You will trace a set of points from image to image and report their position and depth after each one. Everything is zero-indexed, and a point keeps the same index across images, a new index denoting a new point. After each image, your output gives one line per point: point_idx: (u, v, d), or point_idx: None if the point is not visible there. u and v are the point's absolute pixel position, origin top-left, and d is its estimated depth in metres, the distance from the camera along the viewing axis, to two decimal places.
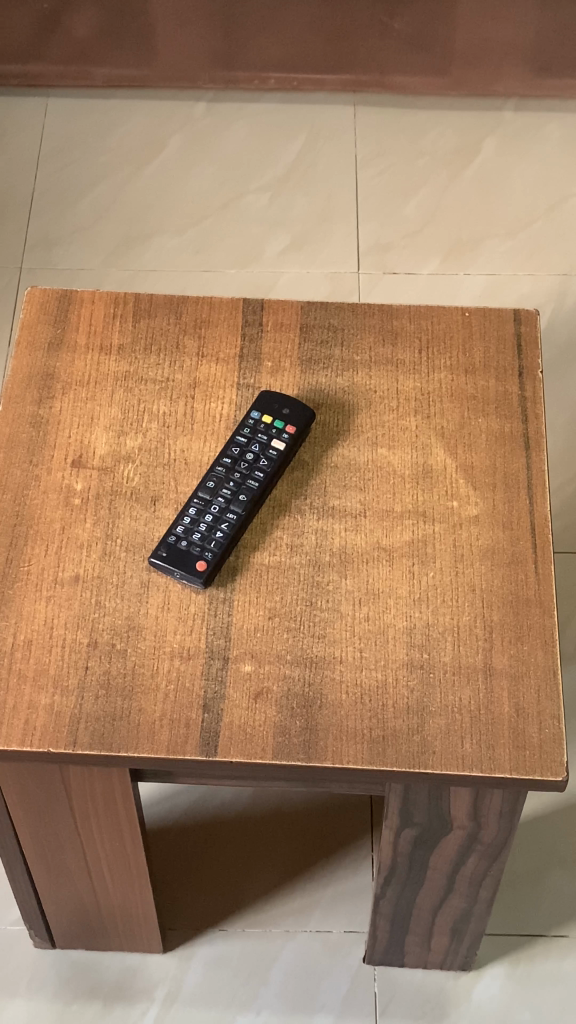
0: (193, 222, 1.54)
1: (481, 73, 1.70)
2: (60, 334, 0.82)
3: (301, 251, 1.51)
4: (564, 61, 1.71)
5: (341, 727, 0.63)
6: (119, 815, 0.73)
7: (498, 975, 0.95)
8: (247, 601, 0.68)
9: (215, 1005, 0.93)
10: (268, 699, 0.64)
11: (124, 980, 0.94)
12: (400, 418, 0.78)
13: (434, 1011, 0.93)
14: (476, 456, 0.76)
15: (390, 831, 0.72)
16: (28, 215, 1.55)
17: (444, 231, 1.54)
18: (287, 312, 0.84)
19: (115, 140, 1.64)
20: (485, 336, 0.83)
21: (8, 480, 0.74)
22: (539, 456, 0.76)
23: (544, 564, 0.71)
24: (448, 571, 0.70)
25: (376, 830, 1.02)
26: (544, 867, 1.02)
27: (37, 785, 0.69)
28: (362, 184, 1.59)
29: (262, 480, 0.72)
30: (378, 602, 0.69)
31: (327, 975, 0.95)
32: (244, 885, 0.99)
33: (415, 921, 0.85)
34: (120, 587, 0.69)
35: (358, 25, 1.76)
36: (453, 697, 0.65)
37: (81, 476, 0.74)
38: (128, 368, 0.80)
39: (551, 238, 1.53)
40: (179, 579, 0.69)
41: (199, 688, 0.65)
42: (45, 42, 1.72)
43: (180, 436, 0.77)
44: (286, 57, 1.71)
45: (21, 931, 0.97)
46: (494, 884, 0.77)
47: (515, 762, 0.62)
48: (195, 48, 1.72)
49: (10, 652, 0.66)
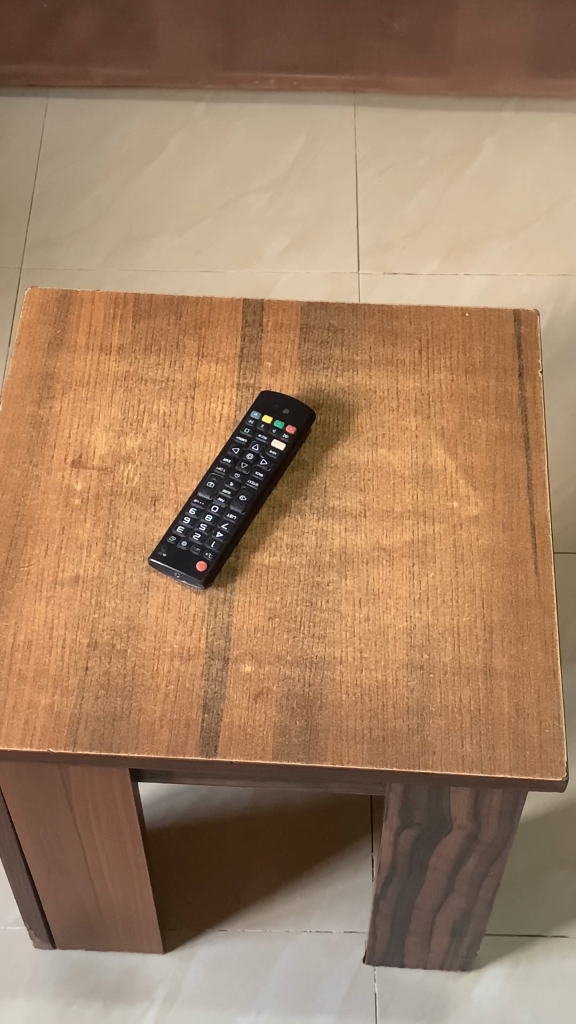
0: (193, 222, 1.54)
1: (481, 73, 1.69)
2: (59, 334, 0.82)
3: (301, 252, 1.51)
4: (564, 61, 1.71)
5: (341, 727, 0.63)
6: (119, 815, 0.73)
7: (499, 975, 0.95)
8: (247, 601, 0.68)
9: (215, 1005, 0.93)
10: (268, 699, 0.64)
11: (124, 980, 0.94)
12: (400, 418, 0.78)
13: (433, 1011, 0.93)
14: (476, 456, 0.76)
15: (390, 831, 0.72)
16: (27, 215, 1.55)
17: (444, 230, 1.54)
18: (287, 312, 0.84)
19: (115, 141, 1.64)
20: (485, 336, 0.83)
21: (8, 480, 0.74)
22: (539, 456, 0.76)
23: (544, 564, 0.71)
24: (448, 572, 0.70)
25: (376, 830, 1.02)
26: (544, 867, 1.02)
27: (37, 785, 0.69)
28: (362, 185, 1.59)
29: (262, 480, 0.72)
30: (378, 602, 0.69)
31: (327, 975, 0.95)
32: (244, 885, 0.99)
33: (415, 921, 0.85)
34: (120, 587, 0.69)
35: (358, 25, 1.76)
36: (453, 697, 0.65)
37: (81, 476, 0.74)
38: (128, 368, 0.80)
39: (551, 238, 1.53)
40: (179, 579, 0.69)
41: (199, 688, 0.65)
42: (45, 42, 1.72)
43: (180, 436, 0.77)
44: (286, 57, 1.71)
45: (21, 931, 0.97)
46: (494, 884, 0.77)
47: (515, 762, 0.62)
48: (194, 48, 1.72)
49: (10, 652, 0.66)
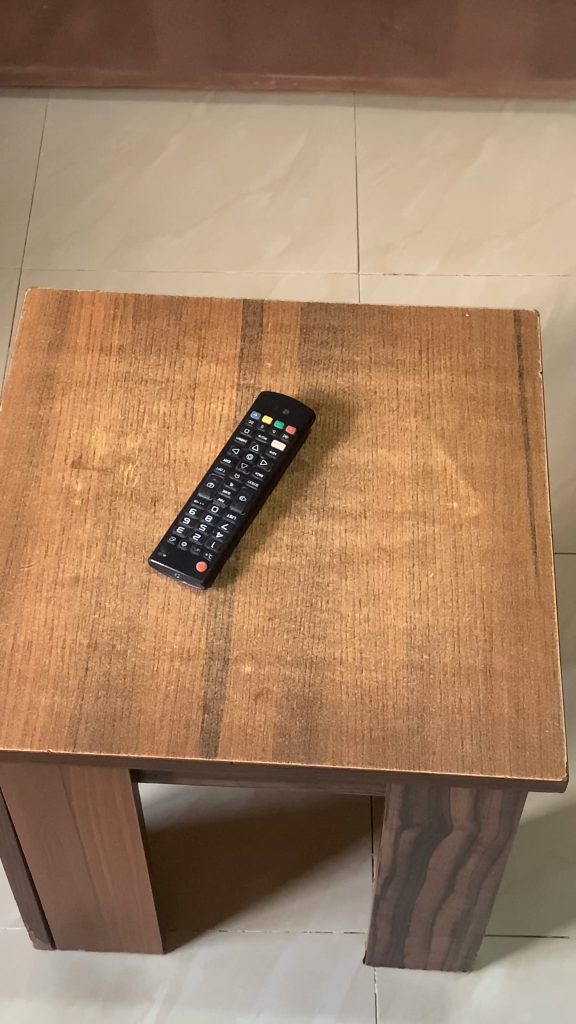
0: (193, 223, 1.54)
1: (482, 74, 1.70)
2: (60, 334, 0.82)
3: (301, 252, 1.51)
4: (564, 62, 1.71)
5: (341, 727, 0.63)
6: (119, 816, 0.73)
7: (499, 975, 0.95)
8: (248, 601, 0.68)
9: (215, 1006, 0.93)
10: (268, 699, 0.64)
11: (124, 981, 0.94)
12: (400, 419, 0.78)
13: (434, 1012, 0.93)
14: (476, 456, 0.76)
15: (390, 831, 0.72)
16: (28, 216, 1.55)
17: (445, 231, 1.54)
18: (287, 312, 0.84)
19: (115, 141, 1.64)
20: (485, 336, 0.83)
21: (8, 481, 0.74)
22: (539, 456, 0.76)
23: (544, 564, 0.71)
24: (448, 572, 0.70)
25: (376, 830, 1.02)
26: (544, 868, 1.02)
27: (37, 785, 0.69)
28: (362, 185, 1.59)
29: (262, 481, 0.72)
30: (379, 602, 0.69)
31: (327, 975, 0.95)
32: (245, 886, 0.99)
33: (415, 921, 0.85)
34: (120, 587, 0.69)
35: (358, 26, 1.76)
36: (453, 697, 0.65)
37: (81, 476, 0.74)
38: (127, 369, 0.80)
39: (552, 239, 1.53)
40: (180, 579, 0.69)
41: (199, 688, 0.65)
42: (45, 43, 1.72)
43: (181, 436, 0.77)
44: (286, 57, 1.71)
45: (21, 932, 0.97)
46: (494, 884, 0.77)
47: (515, 762, 0.62)
48: (195, 48, 1.72)
49: (10, 652, 0.66)
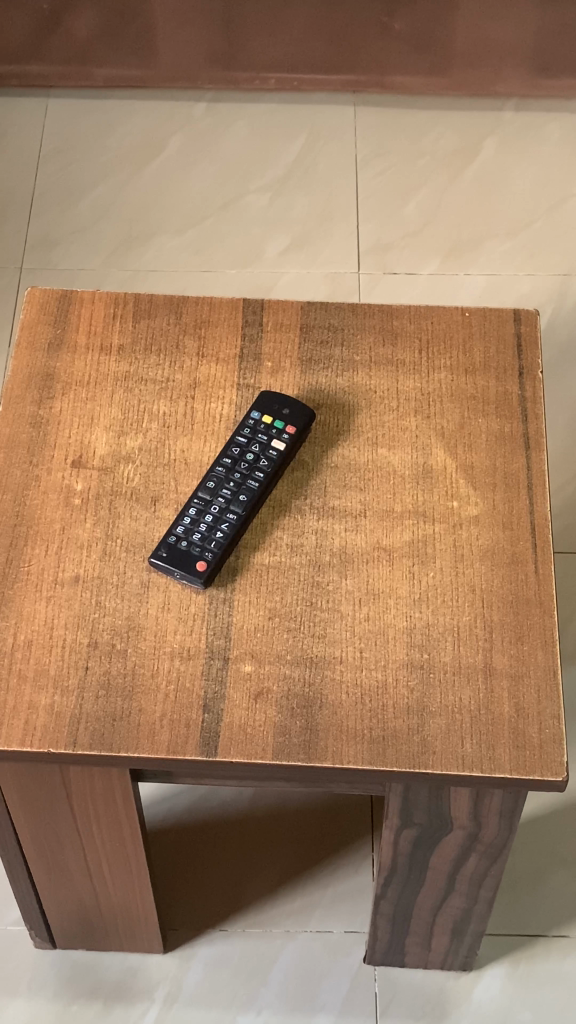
0: (193, 222, 1.54)
1: (482, 74, 1.69)
2: (59, 334, 0.82)
3: (301, 252, 1.51)
4: (565, 61, 1.71)
5: (341, 727, 0.63)
6: (118, 815, 0.73)
7: (499, 975, 0.95)
8: (248, 601, 0.68)
9: (215, 1006, 0.93)
10: (268, 699, 0.64)
11: (125, 980, 0.94)
12: (400, 418, 0.78)
13: (434, 1012, 0.93)
14: (476, 456, 0.76)
15: (390, 831, 0.72)
16: (28, 215, 1.55)
17: (445, 230, 1.54)
18: (287, 312, 0.84)
19: (116, 141, 1.64)
20: (485, 336, 0.83)
21: (8, 480, 0.74)
22: (539, 456, 0.76)
23: (544, 564, 0.71)
24: (448, 571, 0.70)
25: (376, 830, 1.02)
26: (544, 868, 1.02)
27: (36, 785, 0.69)
28: (362, 184, 1.59)
29: (262, 481, 0.72)
30: (378, 602, 0.69)
31: (328, 974, 0.95)
32: (245, 885, 1.00)
33: (415, 921, 0.85)
34: (120, 587, 0.69)
35: (358, 25, 1.75)
36: (453, 696, 0.65)
37: (81, 476, 0.74)
38: (127, 368, 0.80)
39: (552, 239, 1.53)
40: (179, 579, 0.69)
41: (199, 688, 0.65)
42: (45, 42, 1.72)
43: (180, 436, 0.77)
44: (286, 56, 1.71)
45: (21, 932, 0.97)
46: (494, 883, 0.77)
47: (515, 762, 0.62)
48: (194, 47, 1.72)
49: (10, 651, 0.66)
